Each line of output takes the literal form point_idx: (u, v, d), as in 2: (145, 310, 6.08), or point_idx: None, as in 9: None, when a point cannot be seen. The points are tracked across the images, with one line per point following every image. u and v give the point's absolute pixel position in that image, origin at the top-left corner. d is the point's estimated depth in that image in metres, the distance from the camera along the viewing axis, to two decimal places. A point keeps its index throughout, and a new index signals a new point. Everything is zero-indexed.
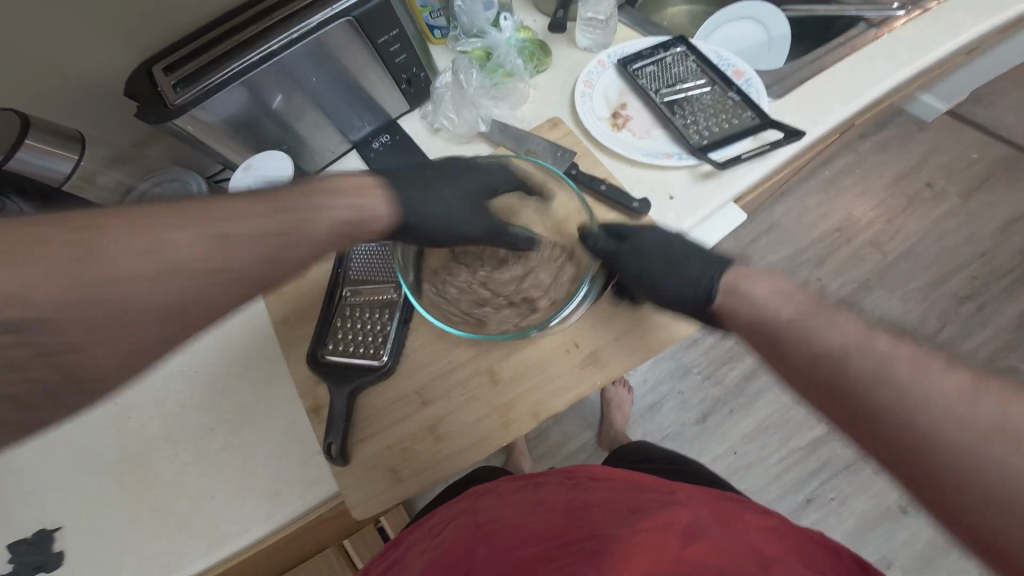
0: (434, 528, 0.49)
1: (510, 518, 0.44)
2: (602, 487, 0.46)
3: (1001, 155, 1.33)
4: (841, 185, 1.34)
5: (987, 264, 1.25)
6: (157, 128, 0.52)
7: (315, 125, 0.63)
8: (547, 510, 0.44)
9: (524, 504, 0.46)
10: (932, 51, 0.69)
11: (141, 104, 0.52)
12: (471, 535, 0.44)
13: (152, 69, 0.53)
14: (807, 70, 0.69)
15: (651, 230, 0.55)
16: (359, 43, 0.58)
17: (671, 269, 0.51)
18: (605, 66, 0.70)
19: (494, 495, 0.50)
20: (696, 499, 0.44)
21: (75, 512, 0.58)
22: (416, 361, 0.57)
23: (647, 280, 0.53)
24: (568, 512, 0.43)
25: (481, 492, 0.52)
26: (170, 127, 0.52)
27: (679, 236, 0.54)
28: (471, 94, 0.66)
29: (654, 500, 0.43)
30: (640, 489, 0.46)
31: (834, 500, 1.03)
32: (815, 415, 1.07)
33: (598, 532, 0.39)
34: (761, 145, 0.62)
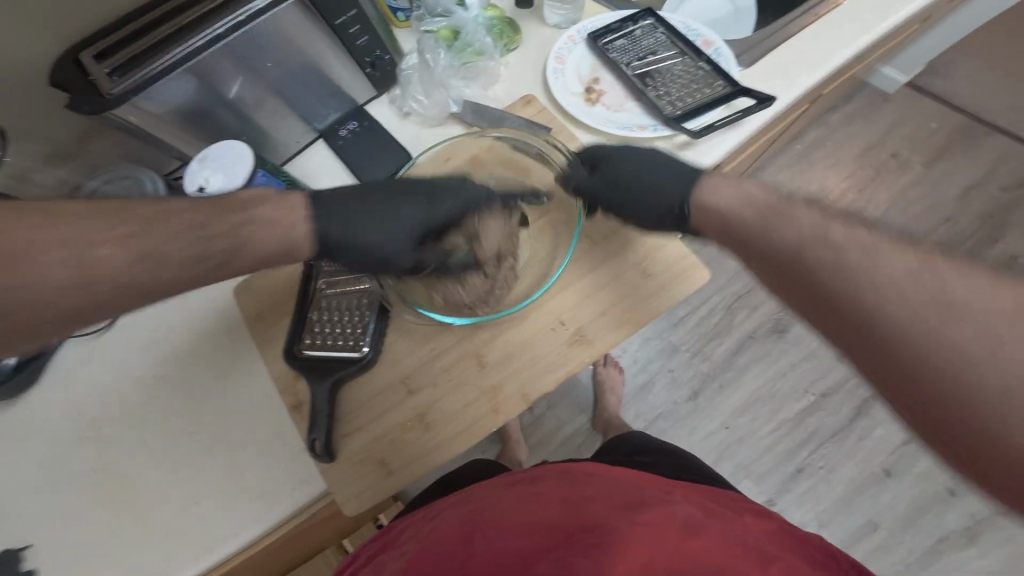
0: (429, 515, 0.48)
1: (509, 506, 0.43)
2: (603, 482, 0.45)
3: (961, 122, 1.37)
4: (812, 158, 1.36)
5: (952, 230, 1.28)
6: (97, 118, 0.49)
7: (275, 113, 0.60)
8: (546, 500, 0.43)
9: (521, 494, 0.45)
10: (894, 16, 0.69)
11: (75, 95, 0.48)
12: (466, 526, 0.42)
13: (81, 55, 0.48)
14: (775, 37, 0.69)
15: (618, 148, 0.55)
16: (316, 24, 0.55)
17: (644, 190, 0.52)
18: (576, 42, 0.68)
19: (488, 487, 0.49)
20: (693, 500, 0.45)
21: (50, 531, 0.55)
22: (401, 348, 0.56)
23: (622, 205, 0.54)
24: (567, 502, 0.42)
25: (479, 485, 0.50)
26: (111, 117, 0.49)
27: (645, 151, 0.54)
28: (439, 74, 0.65)
29: (653, 497, 0.43)
30: (640, 486, 0.45)
31: (824, 468, 1.05)
32: (800, 385, 1.09)
33: (603, 526, 0.38)
34: (734, 113, 0.62)
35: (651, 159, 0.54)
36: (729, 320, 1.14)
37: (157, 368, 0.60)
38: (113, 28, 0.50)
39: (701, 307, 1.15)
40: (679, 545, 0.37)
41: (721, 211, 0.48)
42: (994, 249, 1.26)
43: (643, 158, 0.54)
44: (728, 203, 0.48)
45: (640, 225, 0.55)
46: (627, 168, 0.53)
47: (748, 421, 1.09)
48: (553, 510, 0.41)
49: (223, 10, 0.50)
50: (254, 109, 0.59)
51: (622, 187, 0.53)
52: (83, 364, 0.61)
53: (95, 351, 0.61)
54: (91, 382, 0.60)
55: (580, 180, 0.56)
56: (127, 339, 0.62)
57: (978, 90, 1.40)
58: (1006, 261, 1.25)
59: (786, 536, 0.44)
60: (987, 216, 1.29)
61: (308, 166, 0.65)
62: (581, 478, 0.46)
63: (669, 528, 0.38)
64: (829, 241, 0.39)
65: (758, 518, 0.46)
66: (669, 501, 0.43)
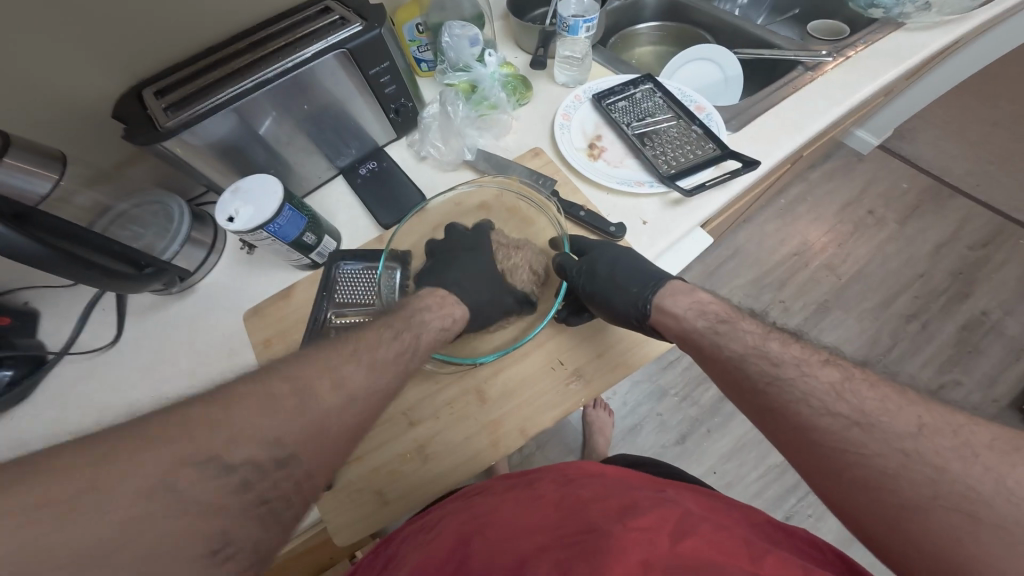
0: (428, 524, 0.50)
1: (511, 511, 0.46)
2: (594, 483, 0.50)
3: (928, 183, 1.49)
4: (796, 212, 1.47)
5: (926, 285, 1.36)
6: (143, 149, 0.54)
7: (303, 150, 0.67)
8: (543, 505, 0.47)
9: (518, 500, 0.48)
10: (858, 92, 0.77)
11: (130, 126, 0.54)
12: (464, 531, 0.45)
13: (145, 95, 0.57)
14: (758, 105, 0.77)
15: (603, 249, 0.60)
16: (352, 73, 0.62)
17: (615, 288, 0.55)
18: (582, 101, 0.75)
19: (484, 491, 0.52)
20: (684, 495, 0.49)
21: None
22: (408, 373, 0.58)
23: (600, 298, 0.57)
24: (563, 508, 0.45)
25: (475, 492, 0.52)
26: (157, 149, 0.54)
27: (628, 253, 0.59)
28: (458, 124, 0.70)
29: (648, 499, 0.46)
30: (631, 488, 0.49)
31: (813, 515, 1.14)
32: None
33: (594, 526, 0.41)
34: (722, 174, 0.67)
35: (622, 256, 0.58)
36: None
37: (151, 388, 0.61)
38: (182, 76, 0.59)
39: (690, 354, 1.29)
40: (673, 543, 0.39)
41: (669, 307, 0.54)
42: (965, 304, 1.34)
43: (615, 256, 0.58)
44: (684, 311, 0.53)
45: (610, 317, 0.58)
46: (603, 261, 0.58)
47: (736, 466, 1.19)
48: (549, 513, 0.45)
49: (272, 61, 0.58)
50: (283, 146, 0.65)
51: (598, 277, 0.57)
52: (76, 381, 0.62)
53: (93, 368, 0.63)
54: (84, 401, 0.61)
55: (568, 264, 0.61)
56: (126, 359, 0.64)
57: (940, 155, 1.53)
58: (977, 316, 1.33)
59: (778, 530, 0.47)
60: (957, 272, 1.38)
61: (328, 200, 0.72)
62: (577, 482, 0.50)
63: (663, 530, 0.40)
64: (769, 364, 0.47)
65: (748, 512, 0.48)
66: (663, 501, 0.46)
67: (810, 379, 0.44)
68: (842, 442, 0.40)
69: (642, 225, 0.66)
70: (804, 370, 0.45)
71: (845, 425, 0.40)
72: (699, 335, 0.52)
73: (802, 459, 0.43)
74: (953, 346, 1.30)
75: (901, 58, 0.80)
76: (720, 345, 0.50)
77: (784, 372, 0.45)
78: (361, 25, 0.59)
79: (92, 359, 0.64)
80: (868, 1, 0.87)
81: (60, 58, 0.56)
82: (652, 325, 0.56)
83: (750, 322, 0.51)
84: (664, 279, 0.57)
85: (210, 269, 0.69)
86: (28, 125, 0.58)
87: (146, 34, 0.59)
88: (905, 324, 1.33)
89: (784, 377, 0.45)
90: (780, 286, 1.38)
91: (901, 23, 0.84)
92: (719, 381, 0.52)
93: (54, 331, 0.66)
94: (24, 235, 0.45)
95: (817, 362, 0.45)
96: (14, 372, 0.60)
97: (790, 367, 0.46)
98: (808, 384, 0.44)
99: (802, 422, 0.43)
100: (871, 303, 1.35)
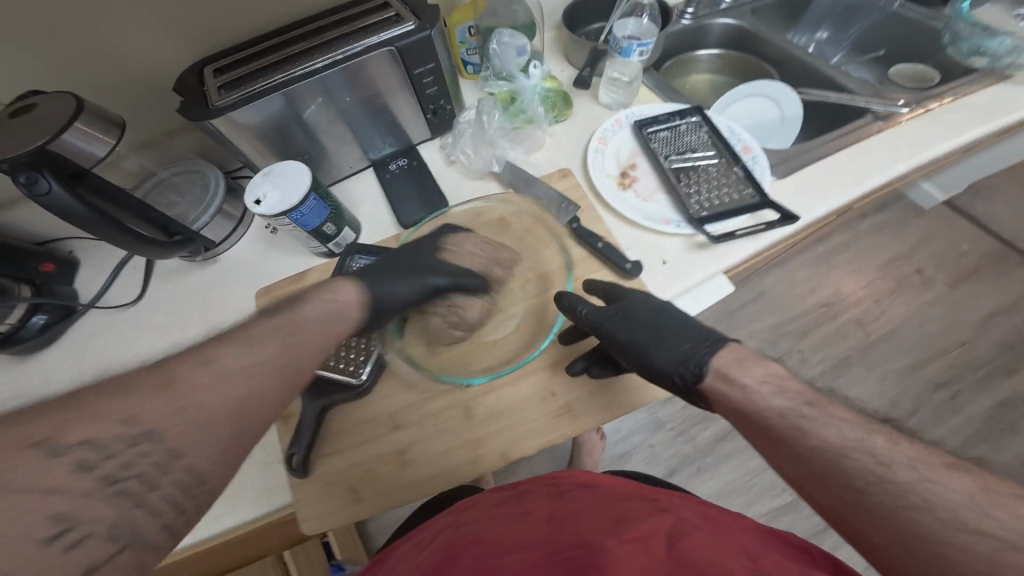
0: (420, 544, 0.50)
1: (498, 528, 0.46)
2: (588, 497, 0.48)
3: (990, 247, 1.39)
4: (834, 261, 1.40)
5: (965, 354, 1.27)
6: (193, 123, 0.57)
7: (339, 140, 0.69)
8: (533, 521, 0.46)
9: (510, 515, 0.48)
10: (931, 149, 0.71)
11: (185, 100, 0.58)
12: (453, 548, 0.45)
13: (202, 73, 0.60)
14: (810, 154, 0.72)
15: (640, 295, 0.56)
16: (397, 70, 0.63)
17: (658, 340, 0.52)
18: (621, 125, 0.73)
19: (473, 506, 0.53)
20: (677, 504, 0.48)
21: None
22: (394, 383, 0.58)
23: (633, 347, 0.53)
24: (554, 522, 0.45)
25: (465, 507, 0.54)
26: (206, 124, 0.57)
27: (668, 306, 0.55)
28: (490, 134, 0.70)
29: (638, 511, 0.45)
30: (622, 501, 0.48)
31: None
32: (777, 484, 1.16)
33: (587, 540, 0.41)
34: (757, 223, 0.63)
35: (641, 301, 0.56)
36: None
37: (166, 349, 0.65)
38: (237, 56, 0.62)
39: None
40: (668, 551, 0.39)
41: (739, 377, 0.47)
42: (1007, 379, 1.24)
43: (627, 306, 0.55)
44: (757, 385, 0.45)
45: (651, 375, 0.53)
46: (645, 307, 0.55)
47: None
48: (540, 530, 0.44)
49: (323, 51, 0.59)
50: (322, 132, 0.66)
51: (637, 320, 0.54)
52: (96, 331, 0.67)
53: (117, 323, 0.67)
54: (100, 351, 0.65)
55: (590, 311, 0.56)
56: (146, 317, 0.67)
57: (1012, 219, 1.42)
58: (1019, 395, 1.23)
59: (770, 536, 0.43)
60: (1004, 346, 1.27)
61: (354, 190, 0.74)
62: (568, 495, 0.49)
63: (655, 541, 0.40)
64: (872, 462, 0.38)
65: (740, 515, 0.46)
66: (655, 511, 0.45)
67: (937, 487, 0.35)
68: (976, 560, 0.32)
69: (661, 265, 0.62)
70: (924, 475, 0.36)
71: (980, 514, 0.33)
72: (776, 417, 0.43)
73: (888, 551, 0.36)
74: (981, 421, 1.21)
75: (992, 117, 0.72)
76: (806, 432, 0.42)
77: (847, 448, 0.39)
78: (414, 25, 0.60)
79: (113, 311, 0.68)
80: (971, 48, 0.80)
81: (132, 29, 0.59)
82: (700, 390, 0.50)
83: (841, 407, 0.43)
84: (723, 339, 0.51)
85: (235, 241, 0.71)
86: (92, 89, 0.62)
87: (206, 14, 0.61)
88: (931, 392, 1.24)
89: (815, 472, 0.40)
90: (802, 335, 1.31)
91: (1010, 75, 0.75)
92: (786, 471, 0.43)
93: (88, 281, 0.70)
94: (73, 196, 0.49)
95: (942, 464, 0.37)
96: (45, 318, 0.64)
97: (904, 467, 0.37)
98: (935, 492, 0.35)
99: (858, 506, 0.37)
100: (898, 364, 1.27)
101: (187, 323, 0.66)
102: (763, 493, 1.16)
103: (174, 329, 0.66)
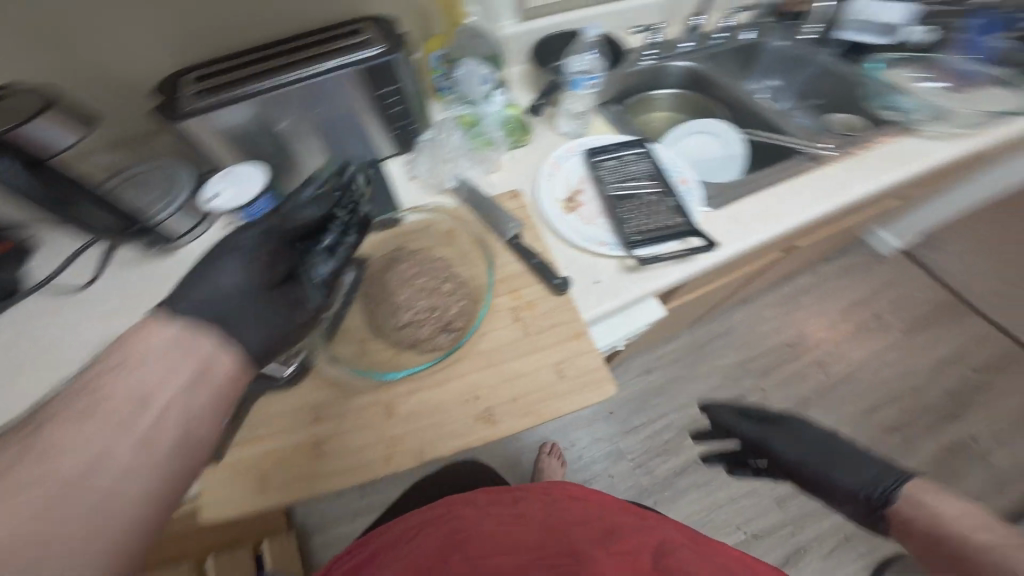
0: (406, 534, 0.54)
1: (494, 528, 0.50)
2: (577, 506, 0.54)
3: (943, 296, 1.47)
4: (800, 302, 1.46)
5: (916, 400, 1.32)
6: (166, 124, 0.62)
7: (307, 149, 0.74)
8: (526, 524, 0.51)
9: (503, 517, 0.53)
10: (851, 191, 0.78)
11: (159, 102, 0.63)
12: (444, 543, 0.49)
13: (181, 80, 0.65)
14: (745, 188, 0.77)
15: (809, 428, 0.85)
16: (363, 89, 0.68)
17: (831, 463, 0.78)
18: (574, 153, 0.79)
19: (467, 504, 0.57)
20: (662, 523, 0.54)
21: None
22: (320, 379, 0.60)
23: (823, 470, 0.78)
24: (547, 528, 0.50)
25: (458, 502, 0.58)
26: (176, 126, 0.62)
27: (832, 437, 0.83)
28: (449, 151, 0.76)
29: (628, 525, 0.51)
30: (612, 513, 0.54)
31: None
32: (731, 523, 1.20)
33: (577, 547, 0.46)
34: (683, 249, 0.68)
35: (810, 433, 0.84)
36: (679, 441, 1.29)
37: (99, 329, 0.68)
38: (217, 67, 0.67)
39: (660, 424, 1.31)
40: (654, 564, 0.45)
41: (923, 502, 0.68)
42: (953, 426, 1.30)
43: (801, 431, 0.85)
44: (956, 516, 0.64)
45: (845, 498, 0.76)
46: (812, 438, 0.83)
47: None
48: (532, 533, 0.49)
49: (294, 67, 0.64)
50: (291, 140, 0.71)
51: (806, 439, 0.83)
52: (43, 313, 0.69)
53: (58, 306, 0.70)
54: (40, 333, 0.67)
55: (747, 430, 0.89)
56: (95, 302, 0.70)
57: (966, 270, 1.51)
58: (962, 440, 1.28)
59: (747, 560, 0.50)
60: (952, 393, 1.33)
61: None
62: (559, 504, 0.55)
63: (642, 555, 0.46)
64: None
65: (719, 542, 0.53)
66: (642, 527, 0.51)
67: None
68: None
69: (594, 284, 0.67)
70: None
71: None
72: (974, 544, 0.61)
73: None
74: (928, 467, 1.25)
75: (905, 164, 0.79)
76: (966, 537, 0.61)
77: None
78: (381, 48, 0.65)
79: (63, 297, 0.71)
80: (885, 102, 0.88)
81: (117, 38, 0.64)
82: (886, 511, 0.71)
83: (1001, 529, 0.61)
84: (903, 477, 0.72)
85: (197, 236, 0.75)
86: (73, 89, 0.67)
87: (188, 29, 0.67)
88: (884, 436, 1.28)
89: None
90: (765, 373, 1.37)
91: (912, 129, 0.83)
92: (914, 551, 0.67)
93: (40, 266, 0.74)
94: None
95: None
96: None
97: None
98: None
99: None
100: (855, 407, 1.32)
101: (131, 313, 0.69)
102: (716, 529, 1.19)
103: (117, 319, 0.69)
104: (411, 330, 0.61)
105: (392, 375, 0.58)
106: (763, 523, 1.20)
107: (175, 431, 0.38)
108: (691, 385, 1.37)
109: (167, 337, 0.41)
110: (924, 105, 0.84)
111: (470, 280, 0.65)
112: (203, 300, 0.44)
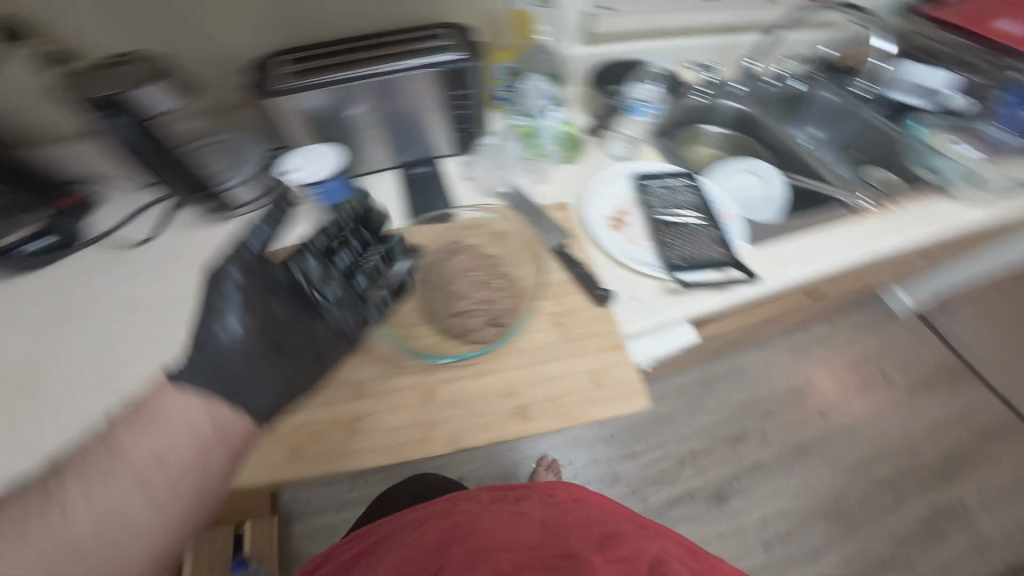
0: (414, 523, 0.57)
1: (493, 524, 0.52)
2: (578, 512, 0.55)
3: (950, 361, 1.48)
4: (810, 350, 1.48)
5: (913, 459, 1.33)
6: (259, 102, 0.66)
7: (374, 139, 0.78)
8: (527, 522, 0.52)
9: (504, 513, 0.54)
10: (884, 242, 0.80)
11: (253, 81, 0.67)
12: (446, 534, 0.51)
13: (270, 60, 0.69)
14: (783, 229, 0.81)
15: None
16: (440, 87, 0.72)
17: None
18: (623, 175, 0.82)
19: (470, 498, 0.59)
20: (663, 537, 0.54)
21: None
22: (361, 356, 0.62)
23: None
24: (545, 529, 0.51)
25: (460, 497, 0.60)
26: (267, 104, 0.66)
27: None
28: (506, 158, 0.82)
29: (627, 533, 0.51)
30: (614, 520, 0.54)
31: None
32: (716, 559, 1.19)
33: (572, 552, 0.46)
34: (722, 279, 0.71)
35: None
36: (674, 472, 1.30)
37: (143, 294, 0.68)
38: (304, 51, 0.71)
39: (659, 453, 1.32)
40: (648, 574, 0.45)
41: None
42: (943, 488, 1.29)
43: None
44: None
45: None
46: None
47: None
48: (532, 532, 0.50)
49: (380, 60, 0.68)
50: (360, 129, 0.75)
51: None
52: (84, 269, 0.70)
53: (108, 263, 0.71)
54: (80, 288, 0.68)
55: None
56: (136, 265, 0.70)
57: (974, 339, 1.53)
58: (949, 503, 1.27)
59: None
60: (947, 456, 1.33)
61: (378, 186, 0.81)
62: (563, 506, 0.57)
63: (637, 564, 0.46)
64: None
65: (719, 565, 0.53)
66: (642, 537, 0.51)
67: None
68: None
69: (634, 301, 0.69)
70: None
71: None
72: None
73: None
74: (916, 527, 1.25)
75: (937, 223, 0.82)
76: None
77: None
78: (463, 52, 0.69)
79: (109, 252, 0.72)
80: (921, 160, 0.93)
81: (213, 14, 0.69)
82: None
83: None
84: None
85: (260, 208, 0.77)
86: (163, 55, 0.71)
87: (278, 15, 0.72)
88: (877, 491, 1.29)
89: None
90: (768, 416, 1.38)
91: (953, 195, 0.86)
92: None
93: (93, 224, 0.75)
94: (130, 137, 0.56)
95: None
96: (33, 248, 0.67)
97: None
98: None
99: None
100: (852, 459, 1.32)
101: (171, 283, 0.69)
102: None
103: (158, 285, 0.69)
104: (457, 321, 0.64)
105: (443, 357, 0.62)
106: (751, 562, 1.20)
107: (194, 452, 0.47)
108: (694, 418, 1.38)
109: (184, 399, 0.48)
110: (960, 167, 0.88)
111: (521, 283, 0.69)
112: (204, 359, 0.51)
